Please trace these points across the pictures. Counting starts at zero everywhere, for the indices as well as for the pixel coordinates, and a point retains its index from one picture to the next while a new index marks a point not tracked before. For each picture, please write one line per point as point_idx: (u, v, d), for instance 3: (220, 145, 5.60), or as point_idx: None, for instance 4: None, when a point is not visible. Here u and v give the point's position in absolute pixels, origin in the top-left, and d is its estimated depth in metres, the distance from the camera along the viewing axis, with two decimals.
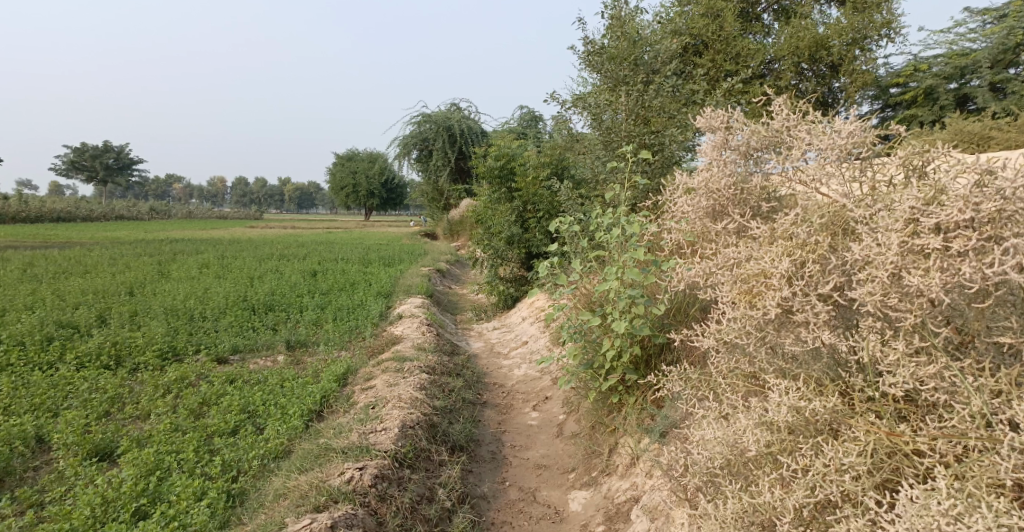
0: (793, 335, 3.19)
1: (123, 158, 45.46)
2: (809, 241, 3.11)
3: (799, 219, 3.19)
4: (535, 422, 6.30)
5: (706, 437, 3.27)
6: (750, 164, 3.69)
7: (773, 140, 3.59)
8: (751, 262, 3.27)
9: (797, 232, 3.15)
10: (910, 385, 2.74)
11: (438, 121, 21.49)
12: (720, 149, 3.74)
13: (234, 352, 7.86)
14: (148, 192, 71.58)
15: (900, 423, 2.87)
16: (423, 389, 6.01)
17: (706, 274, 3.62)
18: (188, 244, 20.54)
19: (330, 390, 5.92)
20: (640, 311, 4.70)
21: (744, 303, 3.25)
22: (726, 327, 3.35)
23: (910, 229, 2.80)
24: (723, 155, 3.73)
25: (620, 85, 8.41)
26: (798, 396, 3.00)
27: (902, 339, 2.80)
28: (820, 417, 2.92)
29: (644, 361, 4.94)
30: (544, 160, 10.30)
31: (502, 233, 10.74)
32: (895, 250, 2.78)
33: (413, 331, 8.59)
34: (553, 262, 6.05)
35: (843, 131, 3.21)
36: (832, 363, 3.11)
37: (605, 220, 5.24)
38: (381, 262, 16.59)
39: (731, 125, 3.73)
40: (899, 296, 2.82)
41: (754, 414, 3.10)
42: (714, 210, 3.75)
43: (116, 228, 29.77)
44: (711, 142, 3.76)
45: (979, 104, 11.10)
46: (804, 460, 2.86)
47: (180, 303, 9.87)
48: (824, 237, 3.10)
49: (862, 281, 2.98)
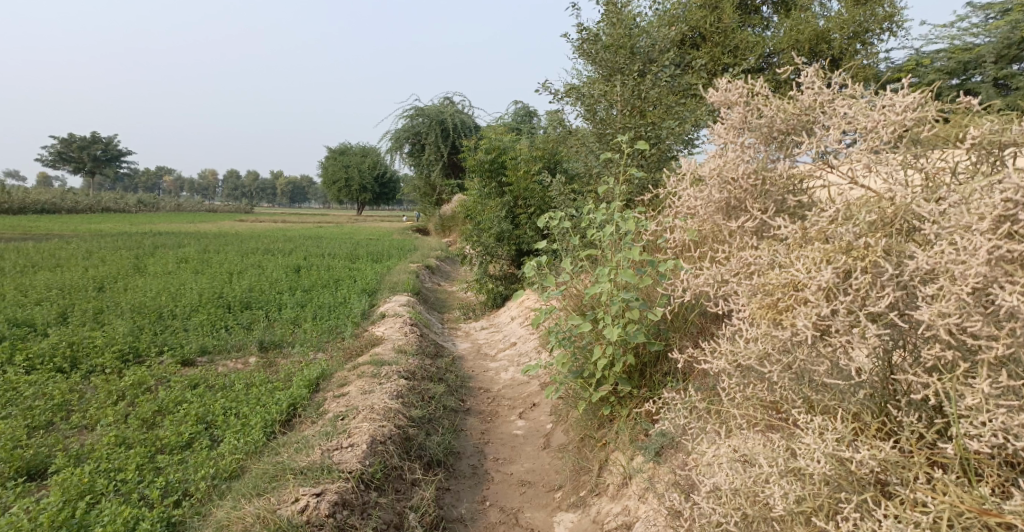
0: (828, 363, 2.77)
1: (111, 149, 44.81)
2: (856, 245, 2.61)
3: (840, 217, 2.73)
4: (521, 431, 5.88)
5: (718, 484, 2.88)
6: (773, 148, 3.18)
7: (801, 119, 3.08)
8: (775, 270, 2.85)
9: (840, 234, 2.66)
10: (999, 439, 2.29)
11: (432, 114, 21.00)
12: (737, 131, 3.24)
13: (203, 354, 7.45)
14: (137, 184, 70.75)
15: (971, 478, 2.44)
16: (398, 396, 5.57)
17: (716, 283, 3.23)
18: (169, 237, 20.06)
19: (298, 397, 5.50)
20: (635, 317, 4.27)
21: (767, 320, 2.83)
22: (743, 348, 2.97)
23: (1003, 230, 2.32)
24: (741, 138, 3.23)
25: (614, 75, 7.96)
26: (836, 440, 2.61)
27: (987, 377, 2.34)
28: (867, 470, 2.53)
29: (638, 371, 4.49)
30: (536, 154, 9.87)
31: (491, 230, 10.32)
32: (983, 260, 2.30)
33: (395, 331, 8.18)
34: (542, 259, 5.59)
35: (896, 105, 2.72)
36: (871, 395, 2.72)
37: (598, 217, 4.81)
38: (369, 257, 16.17)
39: (752, 100, 3.21)
40: (981, 319, 2.36)
41: (779, 460, 2.71)
42: (728, 205, 3.27)
43: (100, 220, 29.24)
44: (728, 122, 3.26)
45: (982, 101, 10.72)
46: (849, 526, 2.45)
47: (150, 299, 9.43)
48: (877, 239, 2.59)
49: (926, 297, 2.51)
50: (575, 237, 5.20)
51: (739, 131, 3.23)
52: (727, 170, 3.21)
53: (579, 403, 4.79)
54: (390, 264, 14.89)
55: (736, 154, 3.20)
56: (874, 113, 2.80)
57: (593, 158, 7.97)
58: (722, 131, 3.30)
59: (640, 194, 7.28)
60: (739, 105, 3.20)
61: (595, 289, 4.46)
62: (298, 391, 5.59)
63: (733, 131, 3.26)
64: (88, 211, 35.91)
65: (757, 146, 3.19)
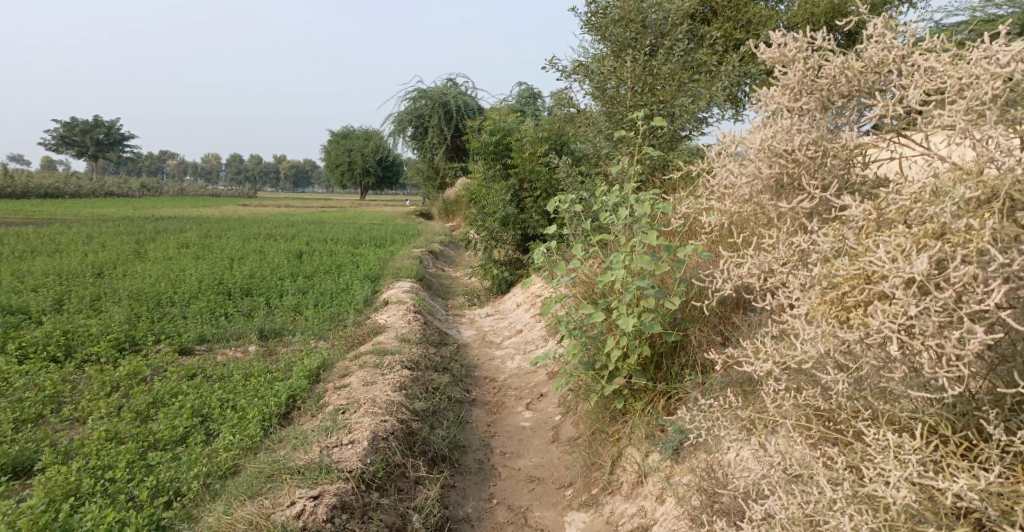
0: (905, 370, 2.41)
1: (113, 133, 44.51)
2: (957, 228, 2.23)
3: (934, 196, 2.35)
4: (528, 423, 5.67)
5: (766, 506, 2.61)
6: (832, 115, 2.90)
7: (869, 78, 2.76)
8: (842, 259, 2.53)
9: (937, 212, 2.28)
10: None
11: (436, 97, 20.67)
12: (796, 94, 2.92)
13: (201, 342, 7.25)
14: (140, 168, 70.50)
15: None
16: (401, 388, 5.36)
17: (766, 273, 2.96)
18: (170, 222, 19.87)
19: (297, 389, 5.30)
20: (650, 305, 4.04)
21: (835, 320, 2.51)
22: (800, 350, 2.65)
23: None
24: (799, 103, 2.89)
25: (624, 53, 7.66)
26: (921, 465, 2.27)
27: None
28: (961, 500, 2.20)
29: (654, 362, 4.25)
30: (542, 136, 9.60)
31: (496, 214, 10.07)
32: None
33: (399, 318, 7.97)
34: (552, 245, 5.34)
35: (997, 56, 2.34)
36: (954, 407, 2.39)
37: (610, 200, 4.54)
38: (373, 242, 15.96)
39: (811, 58, 2.87)
40: None
41: (846, 484, 2.41)
42: (781, 185, 2.99)
43: (101, 204, 29.06)
44: (785, 82, 2.93)
45: None
46: None
47: (148, 285, 9.24)
48: (986, 219, 2.21)
49: None
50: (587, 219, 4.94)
51: (799, 92, 2.91)
52: (778, 143, 2.90)
53: (590, 395, 4.57)
54: (393, 249, 14.67)
55: (793, 124, 2.89)
56: (960, 69, 2.43)
57: (603, 140, 7.70)
58: (777, 94, 2.95)
59: (653, 177, 7.01)
60: (800, 63, 2.87)
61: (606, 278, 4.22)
62: (297, 382, 5.39)
63: (790, 94, 2.94)
64: (90, 195, 35.69)
65: (815, 111, 2.90)
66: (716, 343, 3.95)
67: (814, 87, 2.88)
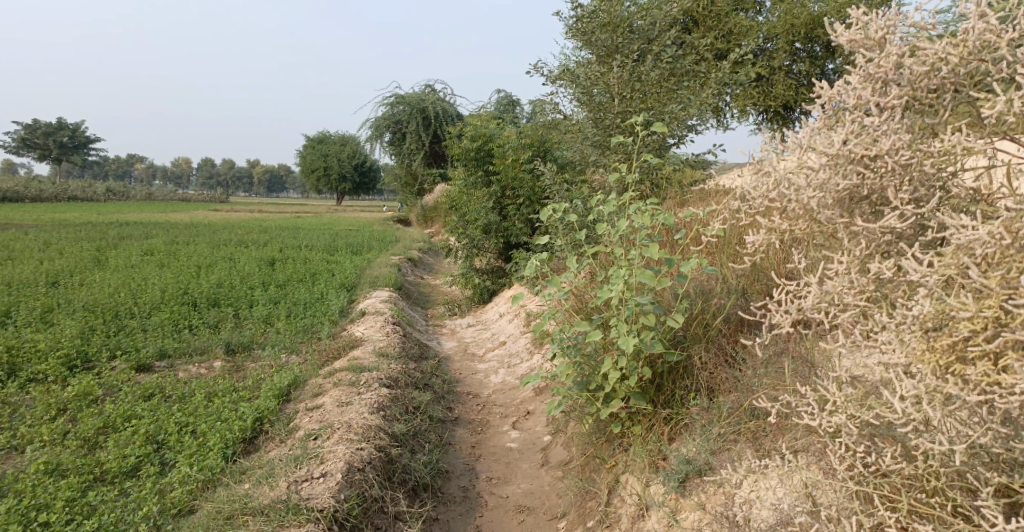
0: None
1: (80, 136, 43.27)
2: None
3: None
4: (515, 444, 5.32)
5: None
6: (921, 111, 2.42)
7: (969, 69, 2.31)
8: (965, 298, 2.09)
9: None
10: None
11: (414, 103, 20.29)
12: (881, 85, 2.43)
13: (162, 358, 6.82)
14: (111, 172, 69.08)
15: None
16: (379, 409, 4.99)
17: (827, 302, 2.53)
18: (138, 227, 19.34)
19: (264, 410, 4.91)
20: (653, 324, 3.72)
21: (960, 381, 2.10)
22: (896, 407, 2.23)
23: None
24: (887, 96, 2.39)
25: (610, 57, 7.38)
26: None
27: None
28: None
29: (655, 385, 3.93)
30: (525, 142, 9.29)
31: (477, 222, 9.74)
32: None
33: (376, 331, 7.57)
34: (543, 256, 4.97)
35: None
36: None
37: (607, 210, 4.22)
38: (349, 249, 15.56)
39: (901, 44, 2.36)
40: None
41: None
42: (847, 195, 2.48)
43: (68, 209, 28.29)
44: (868, 71, 2.42)
45: None
46: None
47: (109, 296, 8.77)
48: None
49: None
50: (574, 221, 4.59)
51: (883, 83, 2.42)
52: (855, 148, 2.42)
53: (585, 418, 4.24)
54: (370, 256, 14.27)
55: (879, 123, 2.39)
56: None
57: (591, 146, 7.42)
58: (858, 86, 2.43)
59: (642, 184, 6.74)
60: (892, 47, 2.36)
61: (604, 294, 3.87)
62: (265, 403, 5.00)
63: (873, 86, 2.43)
64: (55, 200, 34.64)
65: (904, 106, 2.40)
66: (721, 365, 3.70)
67: (901, 78, 2.39)
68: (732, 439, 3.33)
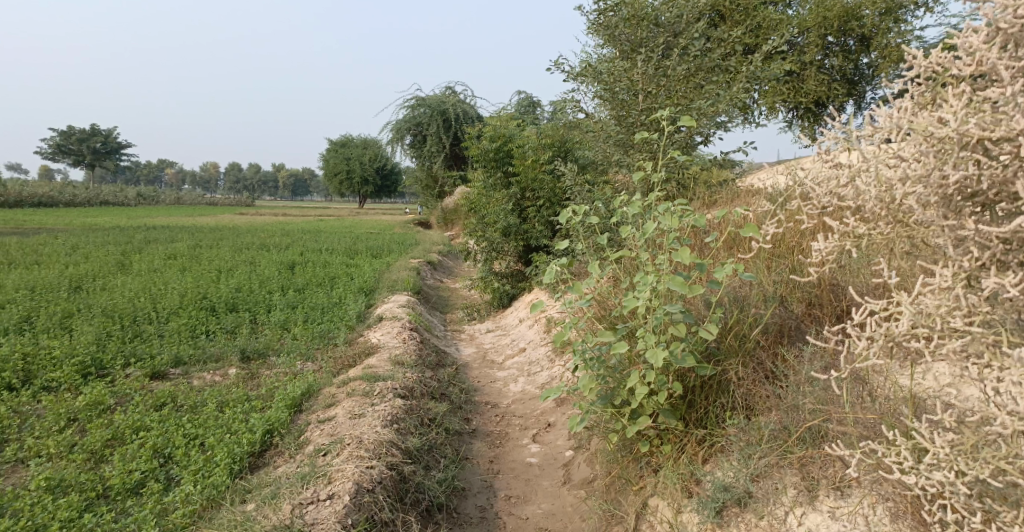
0: None
1: (111, 142, 43.74)
2: None
3: None
4: (535, 459, 5.05)
5: None
6: None
7: None
8: None
9: None
10: None
11: (434, 105, 20.10)
12: (1013, 46, 2.18)
13: (176, 365, 6.65)
14: (139, 175, 69.97)
15: None
16: (393, 422, 4.75)
17: (925, 323, 2.27)
18: (162, 231, 19.35)
19: (275, 422, 4.70)
20: (684, 336, 3.43)
21: None
22: None
23: None
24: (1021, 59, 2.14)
25: (633, 53, 7.10)
26: None
27: None
28: None
29: (686, 402, 3.63)
30: (545, 142, 9.03)
31: (497, 224, 9.50)
32: None
33: (393, 337, 7.35)
34: (564, 261, 4.68)
35: None
36: None
37: (632, 211, 3.92)
38: (369, 253, 15.39)
39: None
40: None
41: None
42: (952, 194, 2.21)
43: (96, 212, 28.51)
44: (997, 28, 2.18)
45: None
46: None
47: (126, 301, 8.64)
48: None
49: None
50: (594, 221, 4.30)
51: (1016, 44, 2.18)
52: (974, 127, 2.11)
53: (609, 435, 3.96)
54: (389, 259, 14.08)
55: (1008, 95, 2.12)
56: None
57: (614, 145, 7.14)
58: (984, 48, 2.19)
59: (668, 184, 6.46)
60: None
61: (630, 303, 3.58)
62: (275, 414, 4.79)
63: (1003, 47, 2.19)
64: (85, 204, 35.02)
65: None
66: (761, 380, 3.46)
67: None
68: (775, 466, 3.07)
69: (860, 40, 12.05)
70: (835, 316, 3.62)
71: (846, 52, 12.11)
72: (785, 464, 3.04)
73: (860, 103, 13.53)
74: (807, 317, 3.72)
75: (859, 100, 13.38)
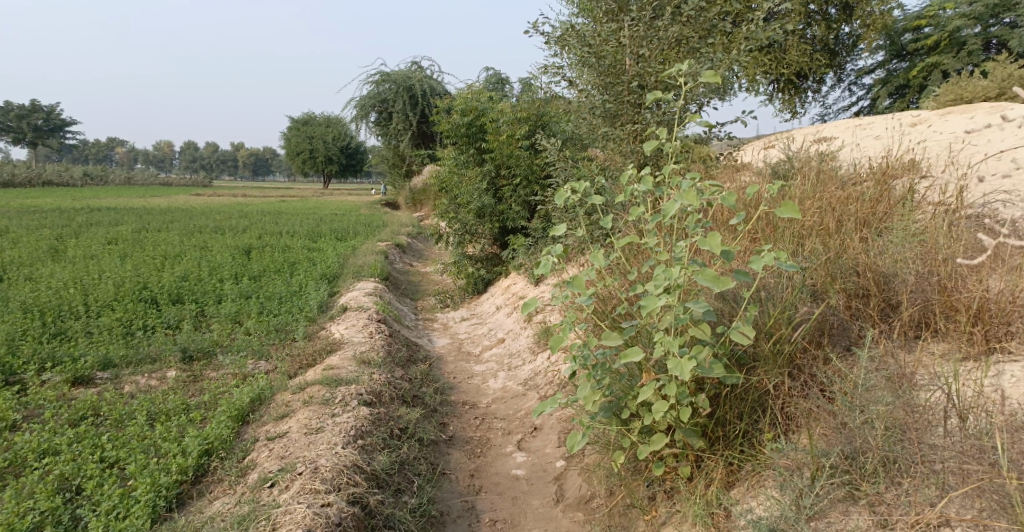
0: None
1: (56, 120, 41.54)
2: None
3: None
4: (522, 472, 4.41)
5: None
6: None
7: None
8: None
9: None
10: None
11: (400, 80, 19.16)
12: None
13: (104, 369, 5.94)
14: (90, 156, 67.18)
15: None
16: (357, 438, 4.09)
17: None
18: (108, 214, 18.15)
19: (213, 440, 4.12)
20: (707, 339, 2.81)
21: None
22: None
23: None
24: None
25: (620, 14, 6.37)
26: None
27: None
28: None
29: (715, 420, 3.00)
30: (520, 115, 8.29)
31: (470, 205, 8.78)
32: None
33: (357, 331, 6.63)
34: (560, 249, 3.64)
35: None
36: None
37: (643, 188, 3.29)
38: (333, 235, 14.52)
39: None
40: None
41: None
42: None
43: (39, 194, 27.05)
44: None
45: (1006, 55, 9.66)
46: None
47: (54, 293, 7.77)
48: None
49: None
50: (596, 200, 3.56)
51: None
52: None
53: (615, 454, 3.32)
54: (354, 242, 13.25)
55: None
56: None
57: (601, 115, 6.46)
58: None
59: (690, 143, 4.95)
60: None
61: (649, 303, 2.92)
62: (213, 431, 4.21)
63: None
64: (30, 186, 33.17)
65: None
66: (810, 394, 2.87)
67: None
68: (849, 514, 2.50)
69: (841, 9, 11.54)
70: (880, 303, 3.16)
71: (827, 21, 11.59)
72: (867, 512, 2.47)
73: (839, 74, 13.08)
74: (846, 310, 3.19)
75: (838, 71, 12.92)
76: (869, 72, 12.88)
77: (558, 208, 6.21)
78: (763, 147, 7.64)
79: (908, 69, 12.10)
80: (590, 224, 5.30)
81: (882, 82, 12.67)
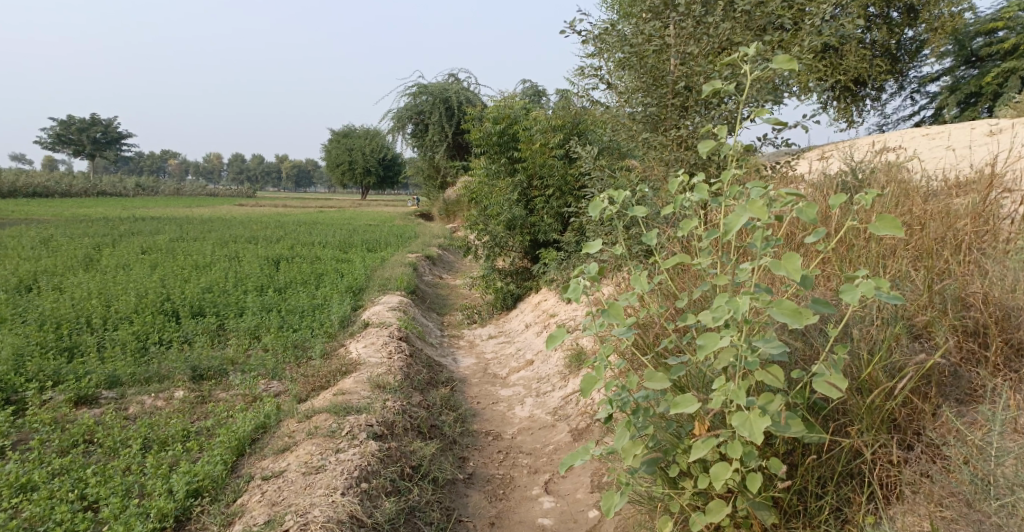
0: None
1: (110, 132, 42.38)
2: None
3: None
4: (549, 521, 3.85)
5: None
6: None
7: None
8: None
9: None
10: None
11: (437, 92, 18.83)
12: None
13: (109, 387, 5.56)
14: (139, 166, 68.83)
15: None
16: (361, 481, 3.61)
17: None
18: (148, 222, 18.11)
19: (203, 478, 3.68)
20: (774, 381, 2.27)
21: None
22: None
23: None
24: None
25: (665, 9, 5.76)
26: None
27: None
28: None
29: (793, 491, 2.44)
30: (554, 123, 7.73)
31: (500, 216, 8.27)
32: None
33: (376, 351, 6.14)
34: (593, 269, 3.07)
35: None
36: None
37: (699, 195, 2.75)
38: (365, 247, 14.15)
39: None
40: None
41: None
42: None
43: (91, 203, 27.57)
44: None
45: None
46: None
47: (72, 304, 7.46)
48: None
49: None
50: (638, 210, 2.99)
51: None
52: None
53: (661, 519, 2.75)
54: (385, 254, 12.84)
55: None
56: None
57: (641, 121, 5.90)
58: None
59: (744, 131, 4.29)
60: None
61: (707, 341, 2.35)
62: (205, 466, 3.77)
63: None
64: (82, 194, 33.71)
65: None
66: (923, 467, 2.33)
67: None
68: None
69: (904, 11, 10.81)
70: (1003, 345, 2.57)
71: (889, 24, 10.85)
72: None
73: (900, 81, 12.30)
74: (958, 353, 2.62)
75: (900, 78, 12.15)
76: (934, 79, 12.07)
77: (594, 222, 5.66)
78: (818, 158, 7.02)
79: (979, 75, 11.28)
80: (630, 239, 4.74)
81: (949, 90, 11.85)
